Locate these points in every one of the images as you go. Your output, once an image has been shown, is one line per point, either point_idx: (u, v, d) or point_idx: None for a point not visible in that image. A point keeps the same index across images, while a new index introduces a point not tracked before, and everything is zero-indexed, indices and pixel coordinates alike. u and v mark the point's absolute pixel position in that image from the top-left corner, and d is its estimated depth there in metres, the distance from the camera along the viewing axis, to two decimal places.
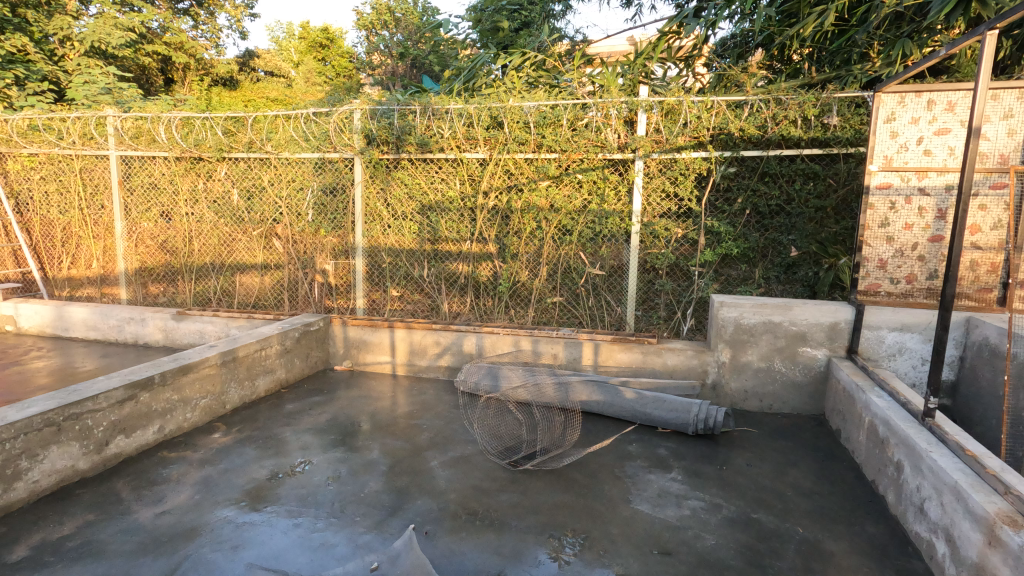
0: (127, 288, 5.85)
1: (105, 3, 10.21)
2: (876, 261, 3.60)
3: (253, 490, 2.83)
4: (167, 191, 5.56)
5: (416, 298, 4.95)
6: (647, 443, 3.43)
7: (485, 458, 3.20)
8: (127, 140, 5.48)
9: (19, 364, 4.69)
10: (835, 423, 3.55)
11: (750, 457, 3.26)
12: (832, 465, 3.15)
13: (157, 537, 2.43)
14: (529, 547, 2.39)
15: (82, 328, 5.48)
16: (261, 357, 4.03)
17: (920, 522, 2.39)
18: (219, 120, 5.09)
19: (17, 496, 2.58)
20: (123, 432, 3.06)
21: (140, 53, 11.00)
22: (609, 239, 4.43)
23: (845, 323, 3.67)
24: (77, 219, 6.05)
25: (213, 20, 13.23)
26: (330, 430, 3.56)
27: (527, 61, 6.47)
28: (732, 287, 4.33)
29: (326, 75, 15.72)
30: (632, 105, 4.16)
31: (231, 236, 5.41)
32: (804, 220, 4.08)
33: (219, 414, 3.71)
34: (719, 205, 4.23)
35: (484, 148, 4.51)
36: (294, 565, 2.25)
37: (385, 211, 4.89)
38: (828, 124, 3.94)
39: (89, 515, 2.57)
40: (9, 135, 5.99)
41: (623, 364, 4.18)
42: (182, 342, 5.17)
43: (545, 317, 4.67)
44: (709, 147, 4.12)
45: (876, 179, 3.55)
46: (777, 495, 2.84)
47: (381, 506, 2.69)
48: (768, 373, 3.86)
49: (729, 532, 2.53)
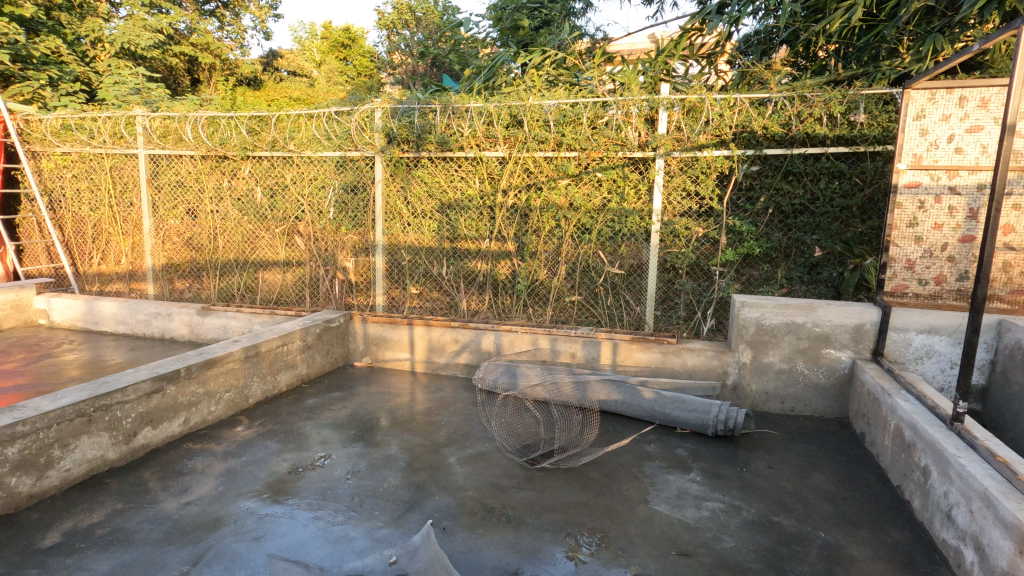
0: (154, 283, 6.00)
1: (134, 5, 10.49)
2: (904, 261, 3.54)
3: (275, 483, 2.88)
4: (192, 189, 5.67)
5: (434, 295, 4.98)
6: (666, 443, 3.40)
7: (502, 455, 3.21)
8: (155, 139, 5.61)
9: (52, 356, 4.84)
10: (859, 426, 3.48)
11: (771, 459, 3.22)
12: (855, 469, 3.10)
13: (182, 526, 2.49)
14: (546, 545, 2.40)
15: (111, 322, 5.63)
16: (283, 352, 4.10)
17: (948, 529, 2.34)
18: (243, 119, 5.19)
19: (50, 484, 2.67)
20: (151, 423, 3.13)
21: (168, 54, 11.26)
22: (628, 237, 4.41)
23: (870, 325, 3.59)
24: (106, 216, 6.20)
25: (238, 20, 13.47)
26: (350, 425, 3.61)
27: (547, 59, 6.47)
28: (753, 287, 4.28)
29: (347, 75, 15.91)
30: (653, 103, 4.14)
31: (254, 234, 5.51)
32: (829, 219, 4.00)
33: (242, 407, 3.78)
34: (741, 204, 4.18)
35: (504, 146, 4.51)
36: (314, 557, 2.29)
37: (405, 209, 4.93)
38: (854, 121, 3.85)
39: (118, 504, 2.64)
40: (44, 134, 6.18)
41: (642, 364, 4.15)
42: (207, 337, 5.29)
43: (563, 316, 4.66)
44: (731, 146, 4.06)
45: (905, 178, 3.46)
46: (799, 498, 2.80)
47: (399, 501, 2.72)
48: (790, 374, 3.80)
49: (749, 535, 2.50)
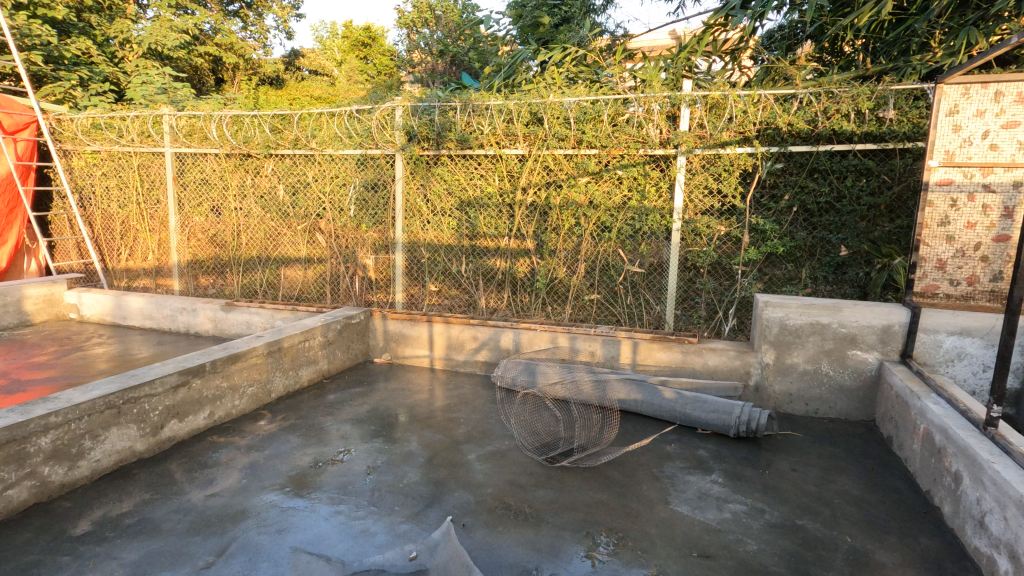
0: (179, 279, 6.12)
1: (161, 7, 10.70)
2: (934, 261, 3.45)
3: (297, 476, 2.91)
4: (217, 187, 5.77)
5: (453, 293, 4.99)
6: (687, 444, 3.37)
7: (521, 454, 3.21)
8: (181, 138, 5.72)
9: (82, 349, 4.97)
10: (887, 430, 3.40)
11: (794, 462, 3.17)
12: (883, 474, 3.03)
13: (207, 518, 2.53)
14: (565, 544, 2.38)
15: (138, 317, 5.76)
16: (305, 347, 4.16)
17: (980, 536, 2.28)
18: (267, 118, 5.27)
19: (81, 474, 2.74)
20: (177, 416, 3.20)
21: (193, 54, 11.46)
22: (649, 236, 4.37)
23: (899, 327, 3.50)
24: (134, 213, 6.34)
25: (261, 20, 13.65)
26: (369, 421, 3.63)
27: (567, 56, 6.43)
28: (777, 286, 4.20)
29: (367, 74, 16.07)
30: (675, 100, 4.10)
31: (277, 231, 5.58)
32: (856, 218, 3.91)
33: (265, 401, 3.84)
34: (764, 202, 4.11)
35: (524, 144, 4.49)
36: (335, 550, 2.31)
37: (425, 207, 4.94)
38: (883, 118, 3.76)
39: (145, 495, 2.70)
40: (76, 133, 6.36)
41: (663, 364, 4.11)
42: (231, 332, 5.39)
43: (583, 314, 4.64)
44: (755, 143, 4.01)
45: (936, 175, 3.37)
46: (824, 502, 2.75)
47: (419, 497, 2.74)
48: (815, 375, 3.73)
49: (772, 538, 2.46)
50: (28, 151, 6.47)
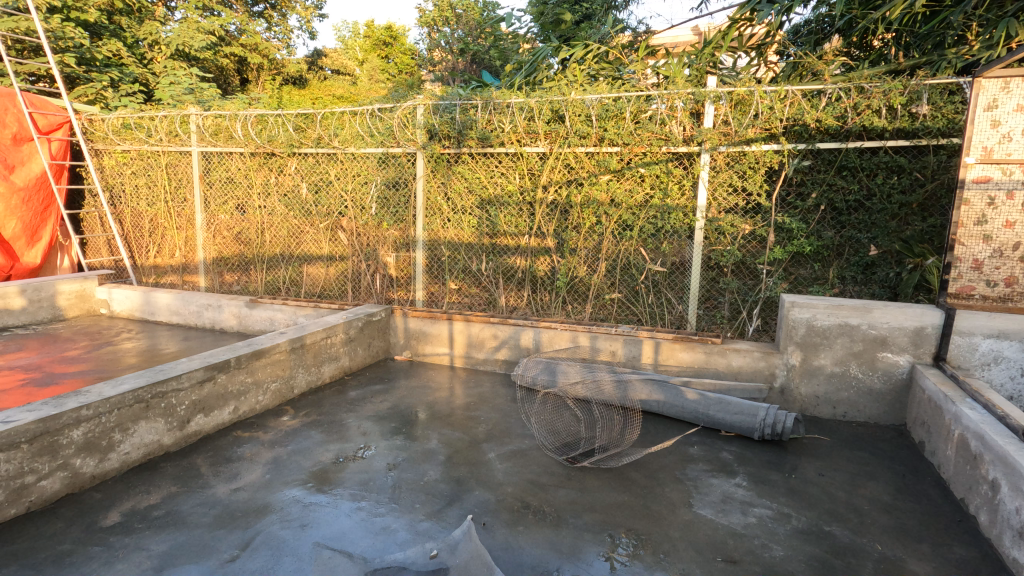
0: (205, 276, 6.23)
1: (189, 9, 10.92)
2: (970, 261, 3.33)
3: (319, 472, 2.94)
4: (242, 185, 5.86)
5: (473, 291, 4.99)
6: (710, 446, 3.31)
7: (542, 453, 3.19)
8: (207, 137, 5.83)
9: (112, 344, 5.09)
10: (918, 435, 3.31)
11: (822, 466, 3.09)
12: (914, 480, 2.94)
13: (232, 511, 2.57)
14: (586, 546, 2.37)
15: (166, 313, 5.88)
16: (327, 344, 4.20)
17: (1020, 548, 2.19)
18: (290, 116, 5.35)
19: (111, 466, 2.80)
20: (203, 411, 3.26)
21: (219, 55, 11.67)
22: (671, 234, 4.32)
23: (931, 329, 3.41)
24: (162, 211, 6.47)
25: (285, 21, 13.85)
26: (390, 418, 3.66)
27: (589, 53, 6.38)
28: (803, 287, 4.11)
29: (389, 72, 16.21)
30: (699, 97, 4.03)
31: (300, 229, 5.65)
32: (886, 216, 3.81)
33: (288, 397, 3.89)
34: (791, 200, 4.03)
35: (545, 141, 4.47)
36: (357, 547, 2.33)
37: (445, 205, 4.94)
38: (916, 113, 3.64)
39: (172, 488, 2.76)
40: (107, 133, 6.54)
41: (685, 364, 4.06)
42: (254, 328, 5.47)
43: (603, 314, 4.60)
44: (782, 140, 3.92)
45: (973, 172, 3.25)
46: (852, 508, 2.68)
47: (439, 495, 2.74)
48: (843, 378, 3.65)
49: (799, 544, 2.41)
50: (61, 150, 6.67)
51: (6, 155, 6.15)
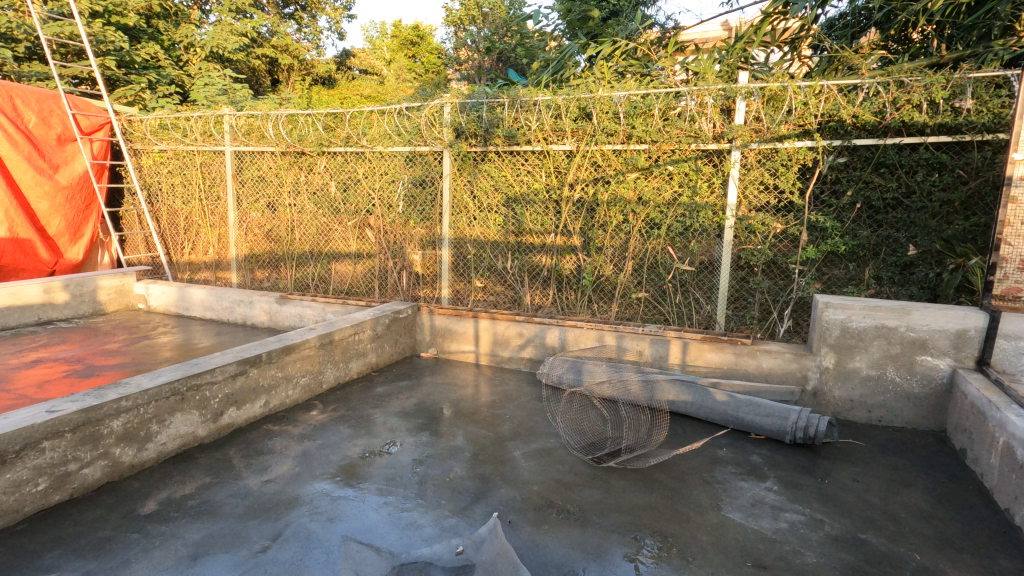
0: (237, 272, 6.37)
1: (223, 12, 11.18)
2: (1017, 261, 3.15)
3: (347, 466, 2.98)
4: (273, 184, 5.98)
5: (498, 289, 4.98)
6: (739, 449, 3.25)
7: (567, 452, 3.18)
8: (240, 137, 5.98)
9: (148, 338, 5.25)
10: (959, 441, 3.20)
11: (856, 472, 3.01)
12: (955, 488, 2.84)
13: (263, 503, 2.62)
14: (612, 546, 2.35)
15: (200, 308, 6.04)
16: (355, 340, 4.26)
17: None
18: (320, 116, 5.45)
19: (148, 456, 2.88)
20: (235, 404, 3.34)
21: (251, 56, 11.92)
22: (700, 233, 4.25)
23: (975, 332, 3.29)
24: (196, 210, 6.64)
25: (315, 22, 14.07)
26: (416, 414, 3.69)
27: (617, 50, 6.32)
28: (836, 287, 4.00)
29: (415, 71, 16.34)
30: (730, 93, 3.96)
31: (329, 227, 5.74)
32: (926, 215, 3.66)
33: (317, 392, 3.95)
34: (825, 198, 3.92)
35: (572, 139, 4.44)
36: (384, 541, 2.36)
37: (471, 203, 4.95)
38: (959, 108, 3.51)
39: (206, 478, 2.83)
40: (146, 134, 6.77)
41: (714, 365, 3.99)
42: (285, 324, 5.58)
43: (629, 313, 4.56)
44: (816, 137, 3.82)
45: (1021, 169, 3.09)
46: (889, 515, 2.60)
47: (465, 492, 2.75)
48: (879, 382, 3.54)
49: (832, 551, 2.35)
50: (102, 150, 6.93)
51: (52, 155, 6.43)
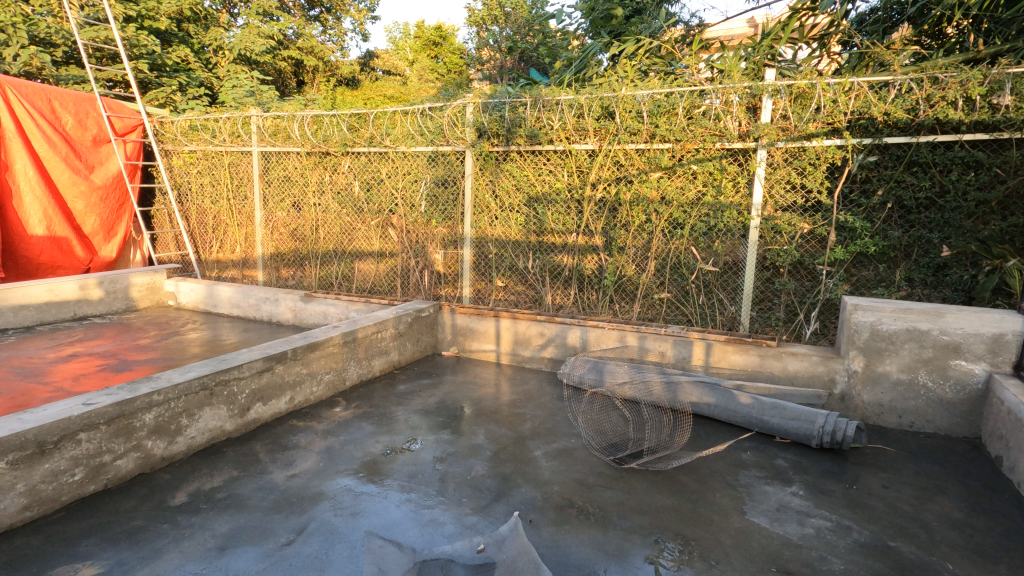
0: (264, 270, 6.50)
1: (251, 16, 11.40)
2: None
3: (369, 463, 3.02)
4: (298, 184, 6.08)
5: (519, 289, 4.99)
6: (764, 453, 3.20)
7: (588, 453, 3.17)
8: (267, 137, 6.08)
9: (178, 334, 5.39)
10: (994, 448, 3.10)
11: (886, 478, 2.93)
12: (990, 497, 2.75)
13: (288, 497, 2.67)
14: (633, 547, 2.34)
15: (227, 305, 6.18)
16: (377, 338, 4.31)
17: None
18: (344, 116, 5.51)
19: (179, 449, 2.96)
20: (262, 400, 3.41)
21: (278, 58, 12.13)
22: (724, 233, 4.19)
23: (1012, 336, 3.19)
24: (224, 209, 6.78)
25: (339, 23, 14.25)
26: (437, 412, 3.71)
27: (641, 48, 6.26)
28: (866, 289, 3.91)
29: (438, 71, 16.43)
30: (756, 90, 3.90)
31: (352, 226, 5.81)
32: (961, 215, 3.55)
33: (340, 388, 4.01)
34: (854, 197, 3.83)
35: (595, 139, 4.43)
36: (406, 537, 2.38)
37: (493, 203, 4.95)
38: (997, 104, 3.40)
39: (233, 472, 2.89)
40: (176, 135, 6.92)
41: (738, 367, 3.93)
42: (309, 322, 5.67)
43: (651, 314, 4.52)
44: (846, 135, 3.74)
45: None
46: (920, 524, 2.53)
47: (486, 490, 2.77)
48: (910, 386, 3.45)
49: (860, 559, 2.29)
50: (135, 151, 7.13)
51: (87, 155, 6.66)
